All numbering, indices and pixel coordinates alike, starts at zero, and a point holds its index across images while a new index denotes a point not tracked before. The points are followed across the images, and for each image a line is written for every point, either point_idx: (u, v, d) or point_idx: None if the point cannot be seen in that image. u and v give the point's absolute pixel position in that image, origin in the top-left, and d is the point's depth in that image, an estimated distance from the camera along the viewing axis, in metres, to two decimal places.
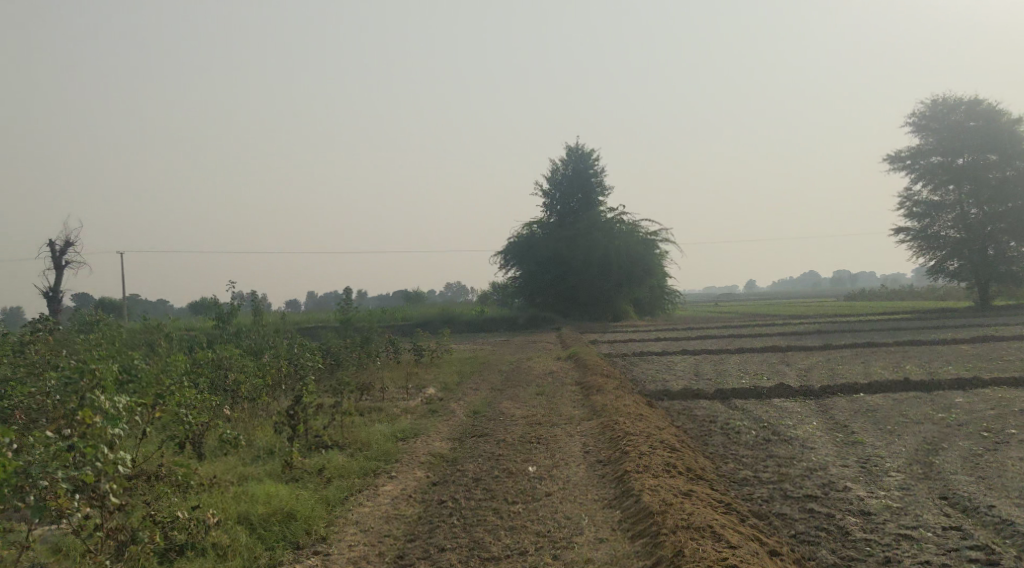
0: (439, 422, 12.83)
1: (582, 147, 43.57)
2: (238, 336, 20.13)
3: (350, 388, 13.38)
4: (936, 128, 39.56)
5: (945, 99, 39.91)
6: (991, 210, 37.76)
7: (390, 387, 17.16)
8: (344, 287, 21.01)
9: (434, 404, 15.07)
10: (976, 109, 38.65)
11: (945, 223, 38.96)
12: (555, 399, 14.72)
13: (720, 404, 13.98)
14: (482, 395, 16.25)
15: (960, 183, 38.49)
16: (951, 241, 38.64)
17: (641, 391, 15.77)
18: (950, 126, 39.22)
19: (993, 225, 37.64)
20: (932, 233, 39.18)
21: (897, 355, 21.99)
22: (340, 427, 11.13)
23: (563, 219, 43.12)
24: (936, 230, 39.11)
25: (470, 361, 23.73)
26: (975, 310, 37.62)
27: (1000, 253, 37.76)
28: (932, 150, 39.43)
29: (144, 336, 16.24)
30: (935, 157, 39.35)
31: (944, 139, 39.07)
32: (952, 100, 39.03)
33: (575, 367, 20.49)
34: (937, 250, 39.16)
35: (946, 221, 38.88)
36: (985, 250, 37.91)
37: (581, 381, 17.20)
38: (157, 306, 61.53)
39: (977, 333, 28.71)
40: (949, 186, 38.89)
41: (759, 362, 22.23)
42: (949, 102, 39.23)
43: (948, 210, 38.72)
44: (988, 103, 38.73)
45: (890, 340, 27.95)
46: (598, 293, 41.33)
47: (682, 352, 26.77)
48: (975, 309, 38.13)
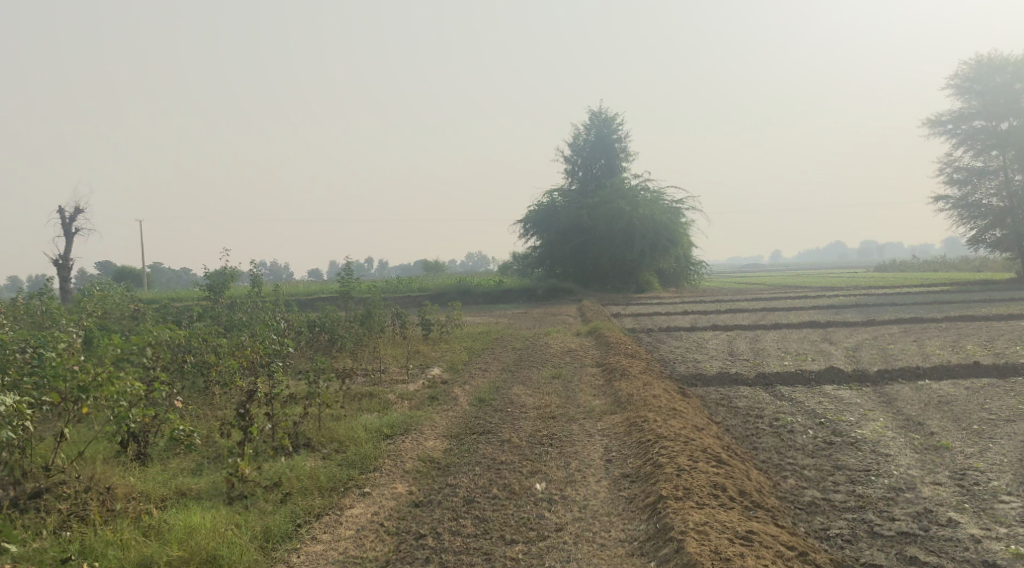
0: (438, 413, 11.10)
1: (604, 111, 41.30)
2: (229, 310, 18.55)
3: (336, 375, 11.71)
4: (980, 90, 36.92)
5: (990, 59, 37.19)
6: None
7: (362, 368, 15.34)
8: (342, 257, 19.27)
9: (437, 389, 13.37)
10: None
11: (987, 191, 36.47)
12: (573, 385, 12.94)
13: (762, 394, 12.15)
14: (491, 378, 14.54)
15: (1005, 149, 35.92)
16: (993, 211, 36.21)
17: (669, 375, 14.00)
18: (995, 87, 36.55)
19: None
20: (973, 202, 36.75)
21: (952, 332, 19.94)
22: (316, 423, 9.38)
23: (586, 187, 41.09)
24: (977, 198, 36.67)
25: (484, 336, 22.03)
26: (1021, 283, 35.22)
27: None
28: (975, 114, 36.86)
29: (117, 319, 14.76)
30: (977, 121, 36.78)
31: (988, 103, 36.48)
32: (997, 60, 36.32)
33: (596, 345, 18.72)
34: (978, 219, 36.78)
35: (988, 189, 36.41)
36: None
37: (604, 361, 15.44)
38: (179, 274, 60.55)
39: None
40: (991, 152, 36.34)
41: (798, 340, 20.34)
42: (995, 62, 36.50)
43: (991, 177, 36.20)
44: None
45: (939, 315, 25.81)
46: (621, 264, 39.34)
47: (711, 328, 24.87)
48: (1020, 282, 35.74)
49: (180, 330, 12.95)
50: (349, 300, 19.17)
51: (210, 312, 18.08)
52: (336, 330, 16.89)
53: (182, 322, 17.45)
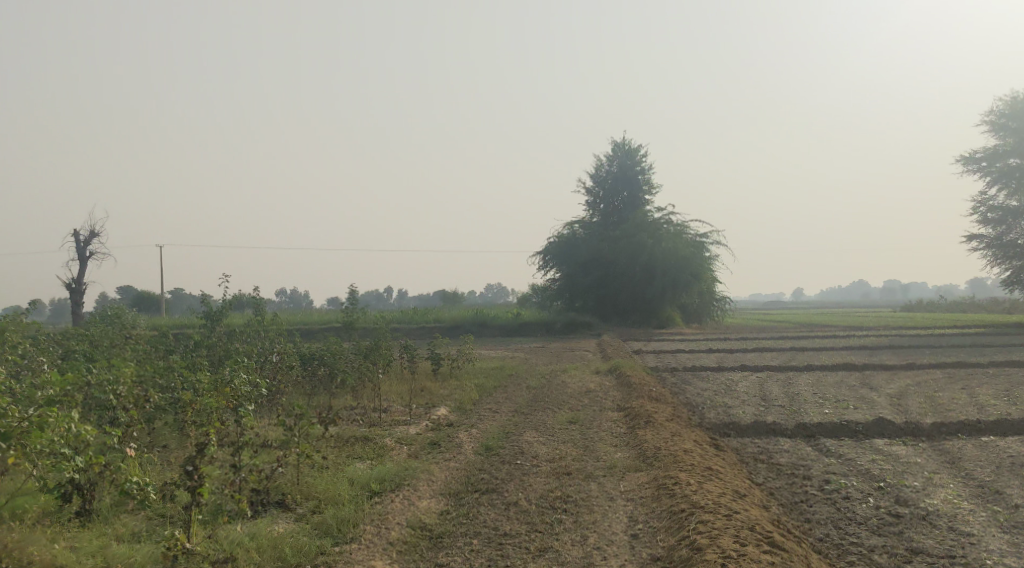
0: (439, 462, 9.83)
1: (627, 141, 40.13)
2: (226, 339, 17.40)
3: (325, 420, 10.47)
4: (1016, 127, 35.53)
5: None
6: None
7: (362, 409, 14.13)
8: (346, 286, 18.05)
9: (441, 433, 12.12)
10: None
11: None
12: (592, 432, 11.62)
13: (806, 449, 10.78)
14: (502, 420, 13.26)
15: None
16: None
17: (699, 422, 12.64)
18: None
19: None
20: (1008, 241, 35.13)
21: (1002, 380, 18.43)
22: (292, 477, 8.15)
23: (607, 219, 39.92)
24: (1013, 238, 35.06)
25: (498, 372, 20.74)
26: None
27: None
28: (1009, 151, 35.43)
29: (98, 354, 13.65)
30: (1012, 159, 35.33)
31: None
32: None
33: (617, 385, 17.40)
34: (1013, 259, 35.15)
35: None
36: None
37: (625, 405, 14.10)
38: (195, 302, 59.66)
39: None
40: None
41: (835, 385, 18.87)
42: None
43: None
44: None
45: (981, 359, 24.25)
46: (642, 299, 38.05)
47: (738, 368, 23.44)
48: None
49: (158, 366, 11.83)
50: (354, 332, 17.98)
51: (205, 339, 16.96)
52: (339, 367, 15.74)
53: (175, 353, 16.35)
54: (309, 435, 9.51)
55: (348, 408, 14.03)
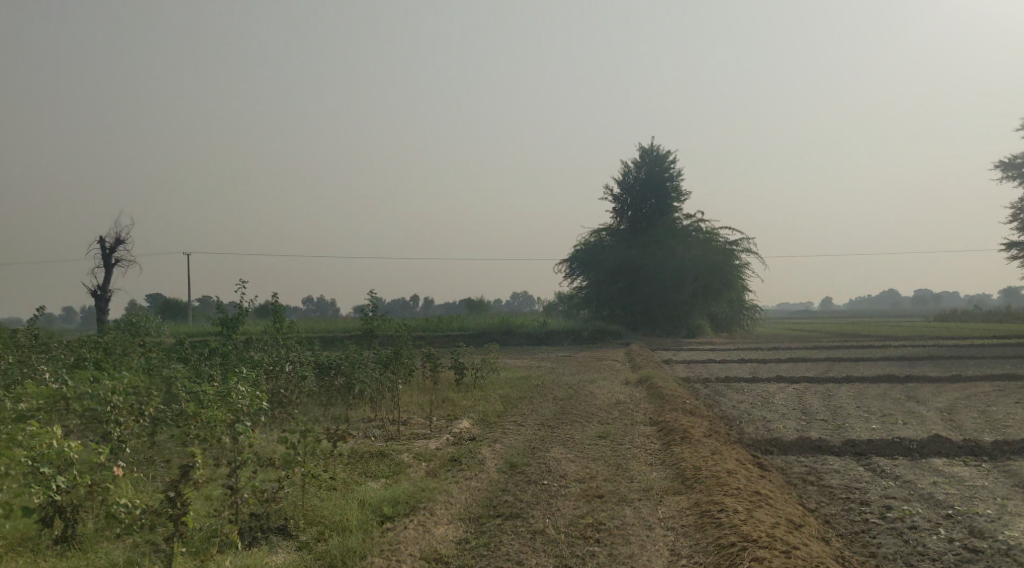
0: (459, 481, 9.12)
1: (656, 146, 39.28)
2: (241, 347, 16.80)
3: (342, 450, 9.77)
4: None
5: None
6: None
7: (379, 422, 13.46)
8: (366, 293, 17.35)
9: (463, 447, 11.39)
10: None
11: None
12: (624, 449, 10.82)
13: (859, 469, 9.90)
14: (528, 434, 12.51)
15: None
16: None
17: (740, 439, 11.79)
18: None
19: None
20: None
21: None
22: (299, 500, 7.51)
23: (635, 226, 39.06)
24: None
25: (523, 382, 19.99)
26: None
27: None
28: None
29: (107, 363, 13.08)
30: None
31: None
32: None
33: (648, 397, 16.56)
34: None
35: None
36: None
37: (657, 419, 13.29)
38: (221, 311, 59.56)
39: None
40: None
41: (878, 398, 17.90)
42: None
43: None
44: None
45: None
46: (671, 307, 37.07)
47: (774, 379, 22.47)
48: None
49: (163, 377, 11.22)
50: (373, 341, 17.30)
51: (219, 347, 16.38)
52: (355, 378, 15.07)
53: (188, 362, 15.79)
54: (319, 452, 8.81)
55: (362, 423, 13.37)
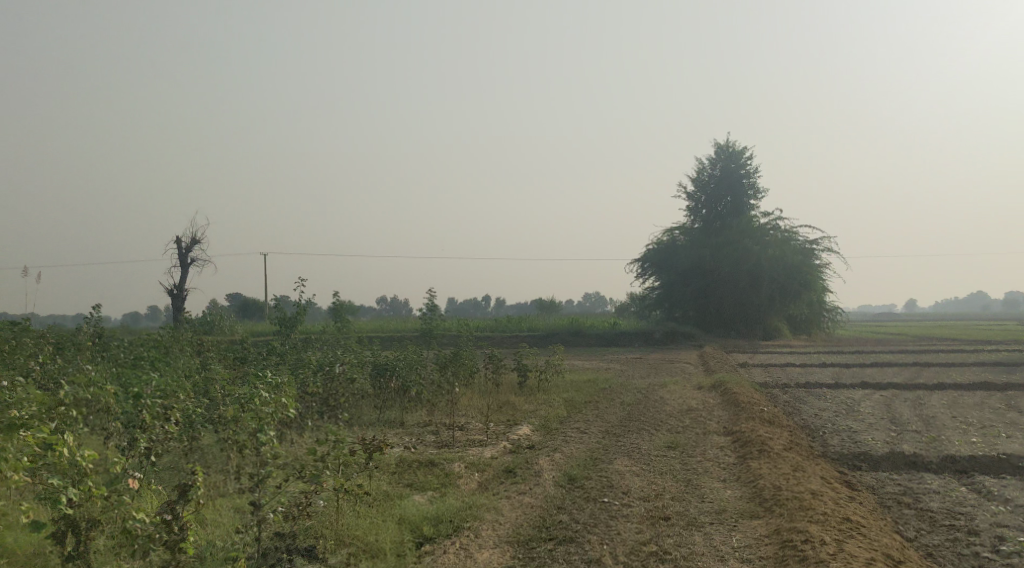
0: (512, 498, 8.38)
1: (731, 143, 37.89)
2: (299, 347, 16.42)
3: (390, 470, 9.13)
4: None
5: None
6: None
7: (433, 428, 12.83)
8: (426, 292, 16.74)
9: (520, 457, 10.63)
10: None
11: None
12: (694, 462, 9.91)
13: (964, 490, 8.75)
14: (591, 443, 11.68)
15: None
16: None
17: (824, 453, 10.70)
18: None
19: None
20: None
21: None
22: (329, 523, 6.84)
23: (709, 225, 37.75)
24: None
25: (590, 386, 19.14)
26: None
27: None
28: None
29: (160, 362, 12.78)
30: None
31: None
32: None
33: (722, 404, 15.51)
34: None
35: None
36: None
37: (731, 429, 12.28)
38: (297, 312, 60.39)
39: None
40: None
41: (976, 407, 16.47)
42: None
43: None
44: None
45: None
46: (747, 308, 35.65)
47: (859, 385, 21.05)
48: None
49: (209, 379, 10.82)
50: (432, 342, 16.66)
51: (276, 345, 16.03)
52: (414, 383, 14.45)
53: (245, 362, 15.48)
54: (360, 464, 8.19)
55: (417, 430, 12.77)
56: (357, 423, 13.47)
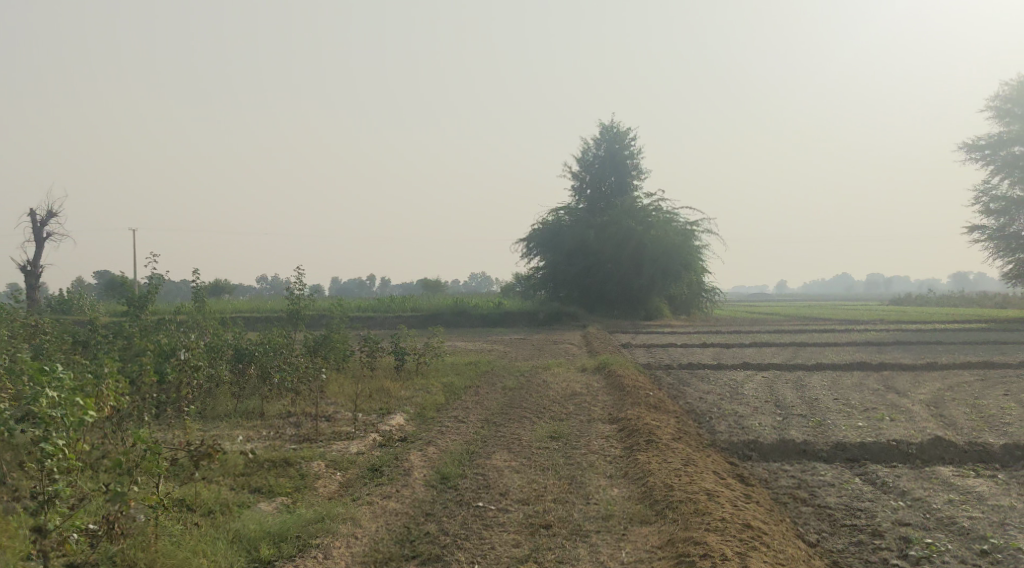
0: (374, 502, 7.42)
1: (615, 124, 37.69)
2: (149, 329, 14.79)
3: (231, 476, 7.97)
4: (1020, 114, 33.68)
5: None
6: None
7: (295, 421, 11.63)
8: (294, 271, 15.34)
9: (389, 452, 9.60)
10: None
11: None
12: (577, 455, 9.14)
13: (859, 482, 8.31)
14: (467, 434, 10.77)
15: None
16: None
17: (713, 442, 10.14)
18: None
19: None
20: (1010, 233, 33.66)
21: None
22: (145, 547, 5.85)
23: (594, 206, 37.42)
24: (1015, 229, 33.55)
25: (471, 369, 18.25)
26: None
27: None
28: (1013, 139, 33.63)
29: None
30: (1016, 148, 33.61)
31: None
32: None
33: (606, 388, 14.90)
34: (1014, 252, 33.74)
35: None
36: None
37: (616, 416, 11.60)
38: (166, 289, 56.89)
39: None
40: None
41: (853, 388, 16.52)
42: None
43: None
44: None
45: (998, 358, 22.19)
46: (630, 288, 35.51)
47: (740, 365, 21.02)
48: None
49: (21, 371, 9.26)
50: (299, 324, 15.32)
51: (122, 328, 14.36)
52: (268, 366, 13.18)
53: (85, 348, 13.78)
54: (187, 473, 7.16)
55: (277, 423, 11.54)
56: (210, 415, 12.11)
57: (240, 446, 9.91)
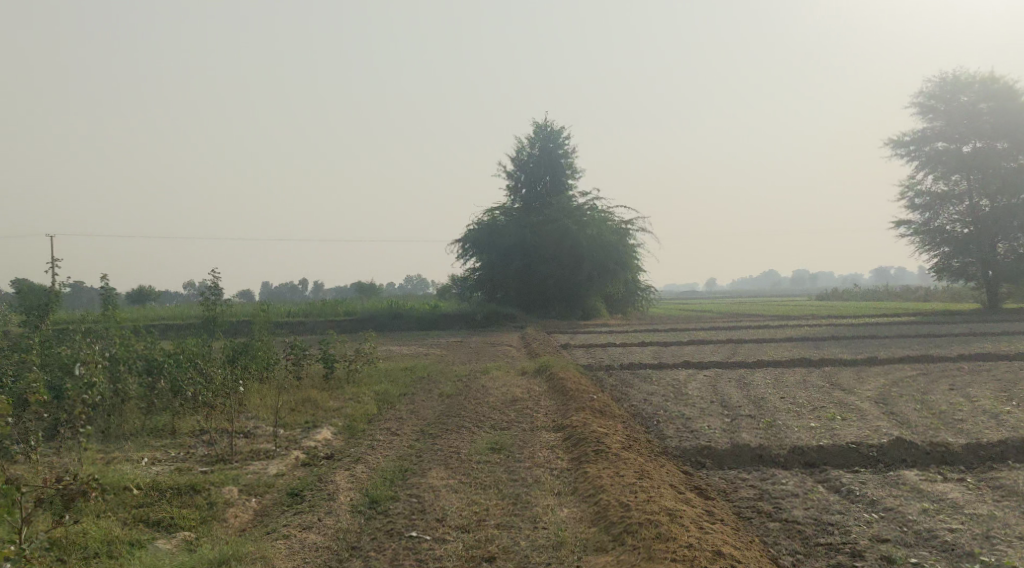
0: (291, 536, 6.54)
1: (549, 123, 37.13)
2: (50, 340, 13.50)
3: (122, 513, 6.98)
4: (942, 110, 34.08)
5: (955, 77, 34.30)
6: (1004, 203, 32.62)
7: (209, 439, 10.58)
8: (211, 276, 14.03)
9: (311, 474, 8.68)
10: (989, 90, 33.12)
11: (951, 216, 33.82)
12: (520, 469, 8.36)
13: (823, 491, 7.72)
14: (399, 448, 9.89)
15: (967, 173, 33.36)
16: (956, 238, 33.70)
17: (664, 449, 9.46)
18: (958, 108, 33.66)
19: (1010, 220, 32.56)
20: (935, 228, 34.17)
21: (979, 375, 16.14)
22: None
23: (529, 205, 36.77)
24: (940, 224, 34.05)
25: (405, 375, 17.34)
26: (983, 317, 33.04)
27: (1011, 249, 33.13)
28: (936, 135, 34.07)
29: None
30: (939, 144, 34.05)
31: (951, 123, 33.67)
32: (962, 78, 33.41)
33: (548, 392, 14.18)
34: (940, 245, 34.17)
35: (952, 214, 33.78)
36: (993, 245, 33.27)
37: (560, 423, 10.85)
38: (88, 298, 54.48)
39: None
40: (953, 176, 33.71)
41: (798, 386, 16.12)
42: (960, 80, 33.59)
43: (955, 202, 33.56)
44: (1007, 81, 33.12)
45: (933, 351, 22.27)
46: (567, 288, 35.09)
47: (680, 364, 20.56)
48: (982, 313, 33.52)
49: None
50: (216, 332, 14.14)
51: (17, 339, 13.07)
52: (181, 380, 12.09)
53: None
54: (65, 524, 6.26)
55: (189, 442, 10.49)
56: (114, 434, 10.99)
57: (143, 471, 8.86)
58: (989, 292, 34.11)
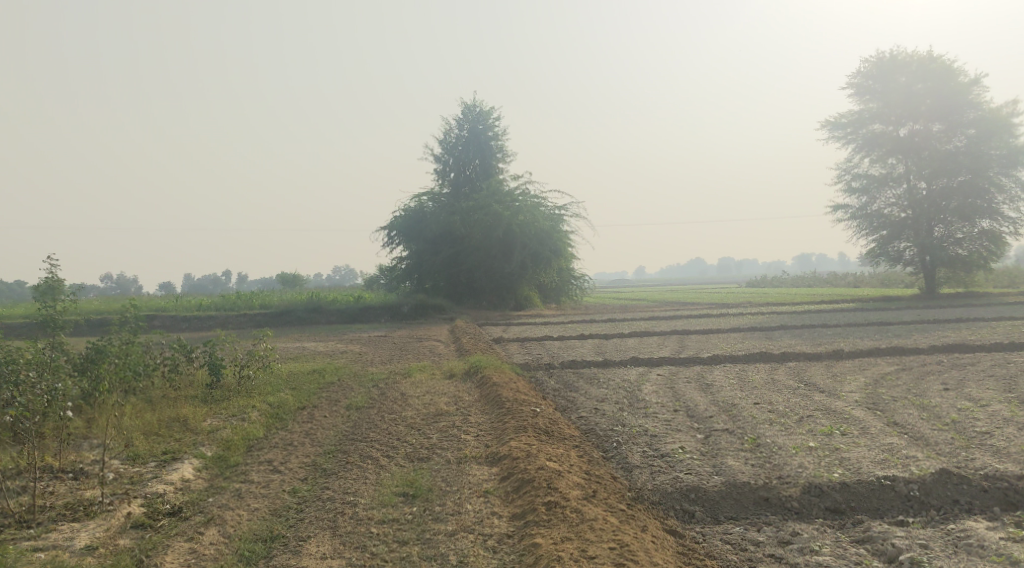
0: None
1: (478, 103, 34.50)
2: None
3: None
4: (878, 90, 32.45)
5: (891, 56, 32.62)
6: (938, 186, 31.15)
7: (18, 487, 7.69)
8: (49, 260, 10.39)
9: (133, 550, 5.96)
10: (928, 69, 31.48)
11: (888, 200, 32.33)
12: (439, 539, 5.78)
13: None
14: (273, 497, 7.18)
15: (903, 156, 31.89)
16: (893, 223, 32.23)
17: (638, 492, 6.97)
18: (894, 87, 32.01)
19: (948, 203, 31.11)
20: (872, 212, 32.70)
21: (962, 374, 14.17)
22: None
23: (457, 191, 34.11)
24: (877, 208, 32.60)
25: (310, 381, 14.50)
26: (926, 303, 31.72)
27: (947, 233, 31.74)
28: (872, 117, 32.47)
29: None
30: (874, 126, 32.46)
31: (886, 104, 32.10)
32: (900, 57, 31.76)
33: (480, 403, 11.60)
34: (878, 230, 32.64)
35: (888, 198, 32.30)
36: (930, 229, 31.81)
37: (496, 454, 8.25)
38: None
39: (985, 333, 21.75)
40: (890, 159, 32.23)
41: (770, 387, 13.88)
42: (897, 59, 31.94)
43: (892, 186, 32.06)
44: (944, 60, 31.55)
45: (891, 342, 20.53)
46: (497, 277, 32.37)
47: (627, 361, 18.18)
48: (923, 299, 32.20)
49: None
50: (56, 333, 10.94)
51: None
52: None
53: None
54: None
55: None
56: None
57: None
58: (927, 278, 32.76)
